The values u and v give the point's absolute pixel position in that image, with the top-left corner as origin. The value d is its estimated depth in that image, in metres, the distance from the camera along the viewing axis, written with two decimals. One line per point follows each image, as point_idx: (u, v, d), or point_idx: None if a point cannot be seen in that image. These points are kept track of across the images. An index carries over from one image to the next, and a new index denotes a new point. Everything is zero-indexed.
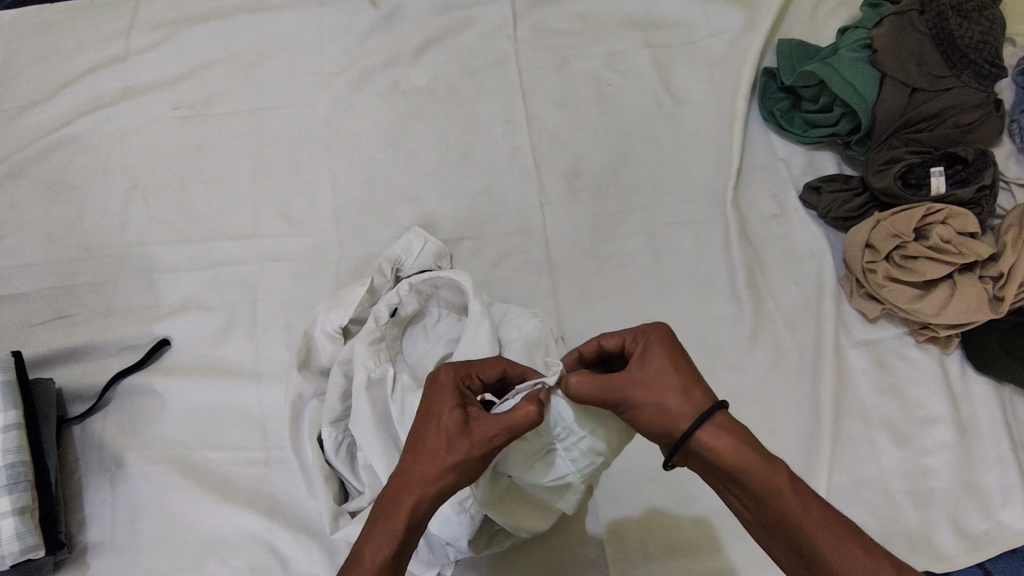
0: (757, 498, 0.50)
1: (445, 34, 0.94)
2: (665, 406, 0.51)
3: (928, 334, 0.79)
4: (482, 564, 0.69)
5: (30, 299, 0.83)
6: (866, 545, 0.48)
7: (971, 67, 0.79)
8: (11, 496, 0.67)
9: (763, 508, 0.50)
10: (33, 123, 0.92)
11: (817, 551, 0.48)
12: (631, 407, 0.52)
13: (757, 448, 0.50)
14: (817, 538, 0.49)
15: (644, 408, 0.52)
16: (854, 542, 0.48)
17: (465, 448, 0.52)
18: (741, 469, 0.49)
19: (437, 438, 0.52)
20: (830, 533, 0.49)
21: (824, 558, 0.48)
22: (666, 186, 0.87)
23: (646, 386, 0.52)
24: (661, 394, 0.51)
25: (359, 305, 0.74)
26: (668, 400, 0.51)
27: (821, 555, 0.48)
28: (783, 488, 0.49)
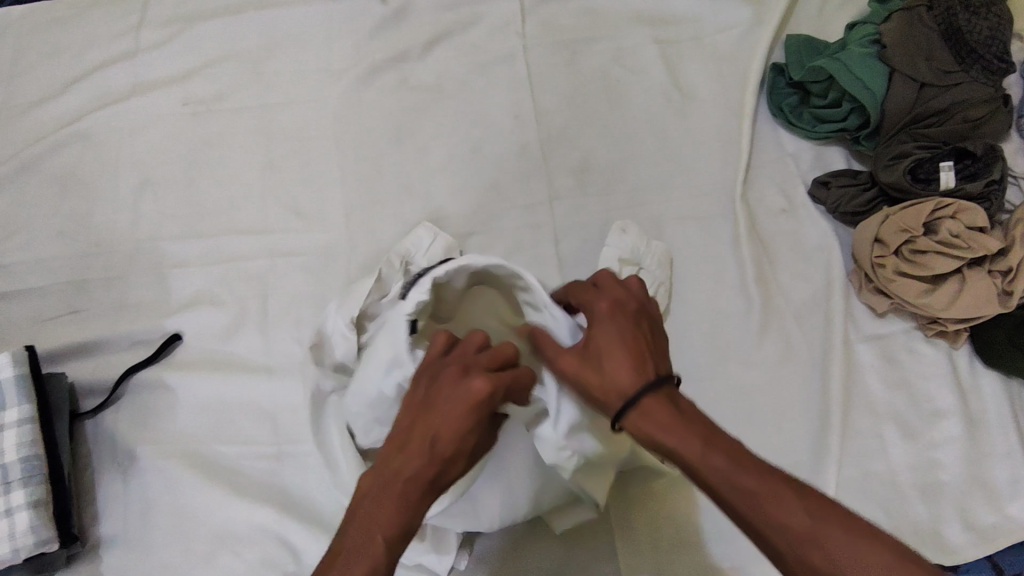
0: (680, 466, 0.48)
1: (454, 30, 0.94)
2: (615, 350, 0.51)
3: (938, 329, 0.79)
4: (495, 559, 0.70)
5: (42, 293, 0.84)
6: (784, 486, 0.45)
7: (979, 63, 0.80)
8: (26, 489, 0.68)
9: (693, 475, 0.47)
10: (43, 119, 0.92)
11: (746, 512, 0.45)
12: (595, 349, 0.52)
13: (678, 412, 0.48)
14: (738, 497, 0.45)
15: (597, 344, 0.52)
16: (774, 484, 0.45)
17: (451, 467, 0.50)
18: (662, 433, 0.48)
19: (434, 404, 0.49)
20: (753, 487, 0.45)
21: (752, 515, 0.45)
22: (674, 182, 0.87)
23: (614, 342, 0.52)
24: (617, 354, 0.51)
25: (369, 296, 0.73)
26: (615, 364, 0.51)
27: (747, 513, 0.45)
28: (694, 445, 0.47)
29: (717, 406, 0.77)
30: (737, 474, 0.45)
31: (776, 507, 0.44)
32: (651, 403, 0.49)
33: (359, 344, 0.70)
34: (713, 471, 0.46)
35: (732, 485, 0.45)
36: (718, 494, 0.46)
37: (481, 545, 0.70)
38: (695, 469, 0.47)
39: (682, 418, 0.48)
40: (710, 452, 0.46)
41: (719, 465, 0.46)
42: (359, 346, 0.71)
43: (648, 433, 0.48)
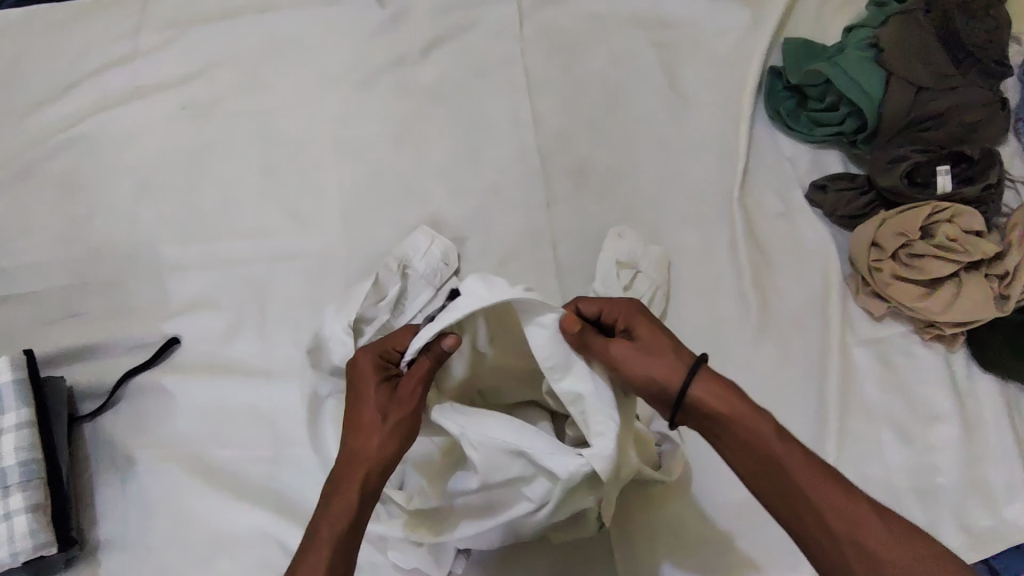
0: (744, 446, 0.55)
1: (452, 34, 0.94)
2: (660, 360, 0.57)
3: (934, 332, 0.79)
4: (491, 562, 0.69)
5: (41, 297, 0.84)
6: (842, 482, 0.53)
7: (976, 67, 0.81)
8: (25, 493, 0.68)
9: (754, 454, 0.54)
10: (42, 123, 0.92)
11: (801, 490, 0.52)
12: (648, 358, 0.57)
13: (744, 400, 0.56)
14: (799, 477, 0.53)
15: (644, 359, 0.57)
16: (830, 476, 0.53)
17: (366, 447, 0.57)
18: (730, 414, 0.55)
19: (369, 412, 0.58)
20: (813, 475, 0.53)
21: (807, 495, 0.52)
22: (672, 185, 0.88)
23: (660, 351, 0.58)
24: (666, 360, 0.57)
25: (365, 301, 0.74)
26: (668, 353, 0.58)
27: (803, 492, 0.52)
28: (766, 430, 0.54)
29: None
30: (801, 460, 0.53)
31: (828, 490, 0.52)
32: (708, 385, 0.56)
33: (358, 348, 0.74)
34: (777, 454, 0.53)
35: (799, 469, 0.53)
36: (774, 474, 0.53)
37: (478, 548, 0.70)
38: (761, 446, 0.54)
39: (750, 406, 0.55)
40: (779, 439, 0.54)
41: (788, 449, 0.53)
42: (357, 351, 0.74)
43: (709, 411, 0.56)
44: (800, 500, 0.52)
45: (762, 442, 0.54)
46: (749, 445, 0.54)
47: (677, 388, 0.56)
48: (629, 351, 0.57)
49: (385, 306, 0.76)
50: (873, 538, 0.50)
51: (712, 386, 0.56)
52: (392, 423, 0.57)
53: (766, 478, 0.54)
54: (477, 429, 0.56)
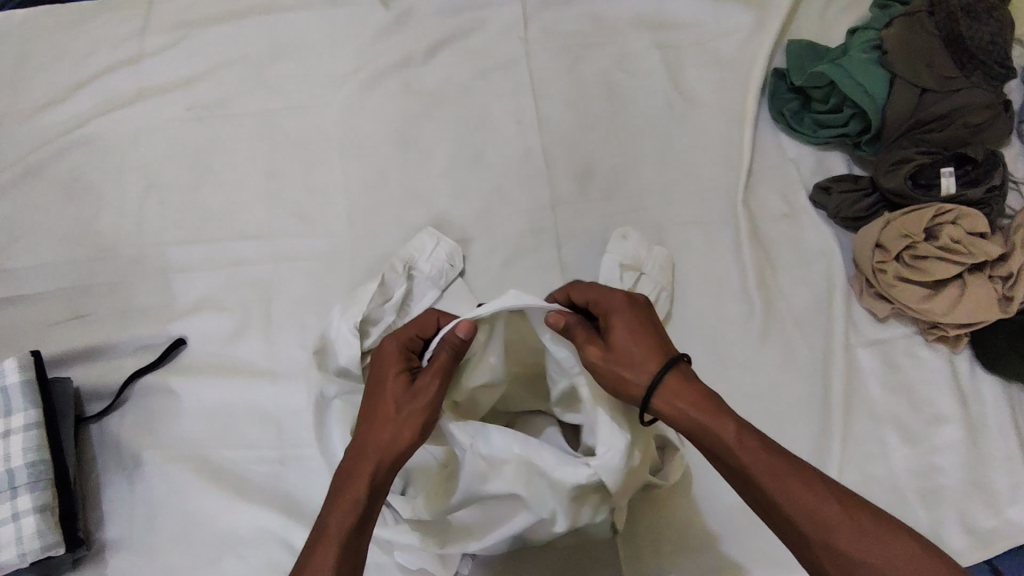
0: (713, 452, 0.55)
1: (457, 35, 0.95)
2: (635, 362, 0.58)
3: (938, 334, 0.79)
4: (496, 563, 0.69)
5: (47, 298, 0.84)
6: (814, 482, 0.52)
7: (981, 68, 0.81)
8: (33, 494, 0.68)
9: (723, 457, 0.55)
10: (48, 124, 0.93)
11: (770, 494, 0.53)
12: (622, 359, 0.58)
13: (712, 402, 0.56)
14: (767, 481, 0.53)
15: (619, 360, 0.58)
16: (800, 476, 0.53)
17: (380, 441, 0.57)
18: (695, 420, 0.55)
19: (386, 404, 0.59)
20: (781, 478, 0.52)
21: (777, 499, 0.52)
22: (676, 187, 0.88)
23: (638, 350, 0.58)
24: (641, 360, 0.58)
25: (370, 303, 0.75)
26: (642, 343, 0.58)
27: (772, 497, 0.53)
28: (730, 433, 0.54)
29: None
30: (768, 461, 0.53)
31: (800, 494, 0.52)
32: (679, 389, 0.57)
33: (364, 348, 0.74)
34: (744, 458, 0.54)
35: (767, 473, 0.53)
36: (744, 480, 0.54)
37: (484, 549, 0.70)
38: (728, 451, 0.54)
39: (717, 408, 0.55)
40: (745, 441, 0.54)
41: (752, 453, 0.53)
42: (364, 351, 0.74)
43: (680, 418, 0.56)
44: (771, 505, 0.53)
45: (727, 447, 0.54)
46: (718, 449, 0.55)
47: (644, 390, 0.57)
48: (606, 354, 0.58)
49: (390, 308, 0.77)
50: (848, 541, 0.50)
51: (681, 386, 0.57)
52: (404, 414, 0.57)
53: (741, 481, 0.54)
54: (490, 442, 0.57)
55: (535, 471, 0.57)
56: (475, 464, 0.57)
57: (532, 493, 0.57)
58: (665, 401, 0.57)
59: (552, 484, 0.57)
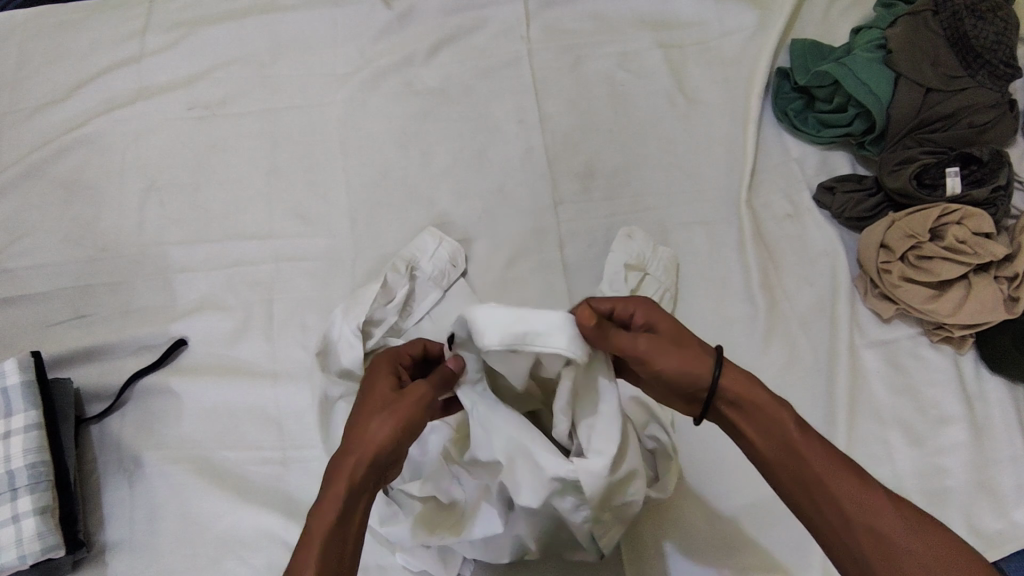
0: (765, 435, 0.54)
1: (459, 35, 0.94)
2: (689, 358, 0.55)
3: (943, 334, 0.79)
4: (499, 565, 0.69)
5: (47, 298, 0.84)
6: (864, 474, 0.52)
7: (986, 68, 0.80)
8: (33, 495, 0.68)
9: (776, 441, 0.54)
10: (48, 123, 0.92)
11: (820, 479, 0.52)
12: (678, 357, 0.55)
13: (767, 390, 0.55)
14: (819, 467, 0.52)
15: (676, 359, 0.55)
16: (850, 466, 0.52)
17: (364, 433, 0.53)
18: (754, 403, 0.55)
19: (375, 402, 0.56)
20: (832, 465, 0.52)
21: (826, 484, 0.52)
22: (679, 187, 0.87)
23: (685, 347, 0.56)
24: (694, 355, 0.55)
25: (372, 303, 0.75)
26: (688, 359, 0.55)
27: (823, 482, 0.52)
28: (787, 418, 0.54)
29: None
30: (821, 448, 0.53)
31: (851, 486, 0.51)
32: (736, 378, 0.55)
33: (365, 350, 0.75)
34: (798, 443, 0.53)
35: (819, 458, 0.52)
36: (794, 465, 0.53)
37: None
38: (782, 434, 0.54)
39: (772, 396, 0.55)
40: (797, 429, 0.54)
41: (808, 439, 0.53)
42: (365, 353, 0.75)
43: (734, 400, 0.55)
44: (820, 491, 0.52)
45: (782, 432, 0.54)
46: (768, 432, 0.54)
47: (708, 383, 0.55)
48: (657, 347, 0.54)
49: (393, 308, 0.77)
50: (893, 530, 0.50)
51: (737, 384, 0.55)
52: (392, 410, 0.54)
53: (789, 468, 0.53)
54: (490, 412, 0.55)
55: (522, 450, 0.54)
56: (476, 423, 0.56)
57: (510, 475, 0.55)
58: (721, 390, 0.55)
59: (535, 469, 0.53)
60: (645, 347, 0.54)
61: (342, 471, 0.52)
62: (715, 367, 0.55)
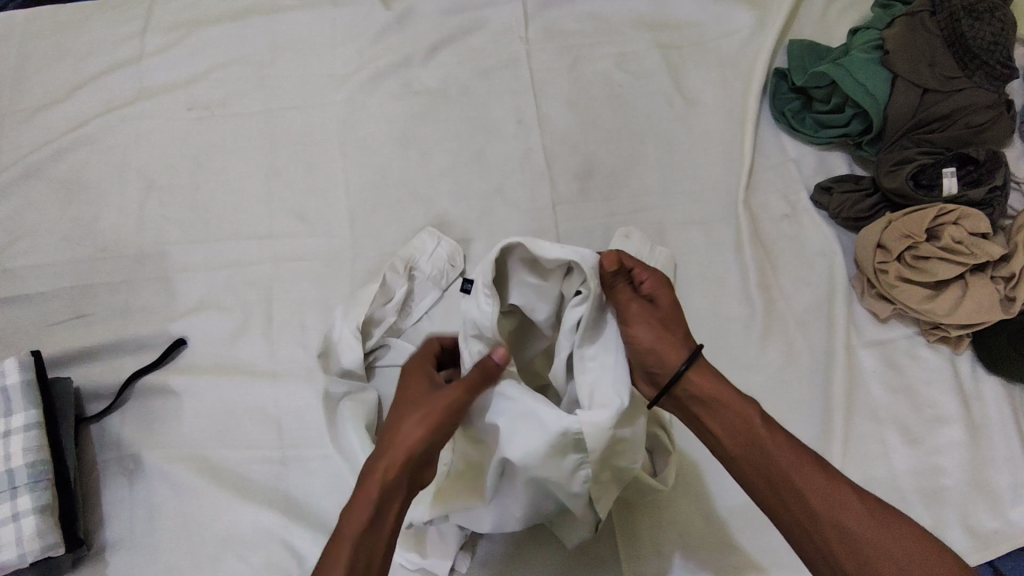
0: (729, 431, 0.56)
1: (457, 35, 0.95)
2: (664, 337, 0.57)
3: (939, 334, 0.79)
4: (497, 562, 0.69)
5: (46, 298, 0.84)
6: (826, 467, 0.54)
7: (982, 68, 0.80)
8: (33, 494, 0.68)
9: (740, 437, 0.55)
10: (48, 124, 0.93)
11: (783, 473, 0.53)
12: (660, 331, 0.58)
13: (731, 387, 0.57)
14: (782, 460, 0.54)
15: (652, 334, 0.57)
16: (811, 459, 0.54)
17: (393, 441, 0.55)
18: (716, 399, 0.57)
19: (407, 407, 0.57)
20: (793, 457, 0.54)
21: (788, 476, 0.53)
22: (677, 187, 0.88)
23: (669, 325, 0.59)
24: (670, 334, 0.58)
25: (372, 303, 0.76)
26: (662, 340, 0.57)
27: (784, 474, 0.53)
28: (749, 413, 0.56)
29: None
30: (780, 440, 0.55)
31: (812, 478, 0.53)
32: (703, 373, 0.58)
33: (365, 349, 0.76)
34: (760, 440, 0.55)
35: (781, 452, 0.54)
36: (757, 458, 0.54)
37: (484, 548, 0.70)
38: (744, 430, 0.55)
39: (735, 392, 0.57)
40: (760, 424, 0.55)
41: (770, 434, 0.55)
42: (365, 352, 0.76)
43: (698, 394, 0.57)
44: (784, 483, 0.53)
45: (746, 426, 0.55)
46: (732, 427, 0.56)
47: (674, 367, 0.57)
48: (643, 316, 0.58)
49: (392, 308, 0.78)
50: (853, 520, 0.51)
51: (701, 378, 0.57)
52: (421, 415, 0.55)
53: (752, 463, 0.55)
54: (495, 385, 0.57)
55: (522, 413, 0.56)
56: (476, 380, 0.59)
57: (510, 432, 0.57)
58: (686, 381, 0.57)
59: (540, 427, 0.55)
60: (631, 314, 0.58)
61: (373, 478, 0.54)
62: (685, 358, 0.57)
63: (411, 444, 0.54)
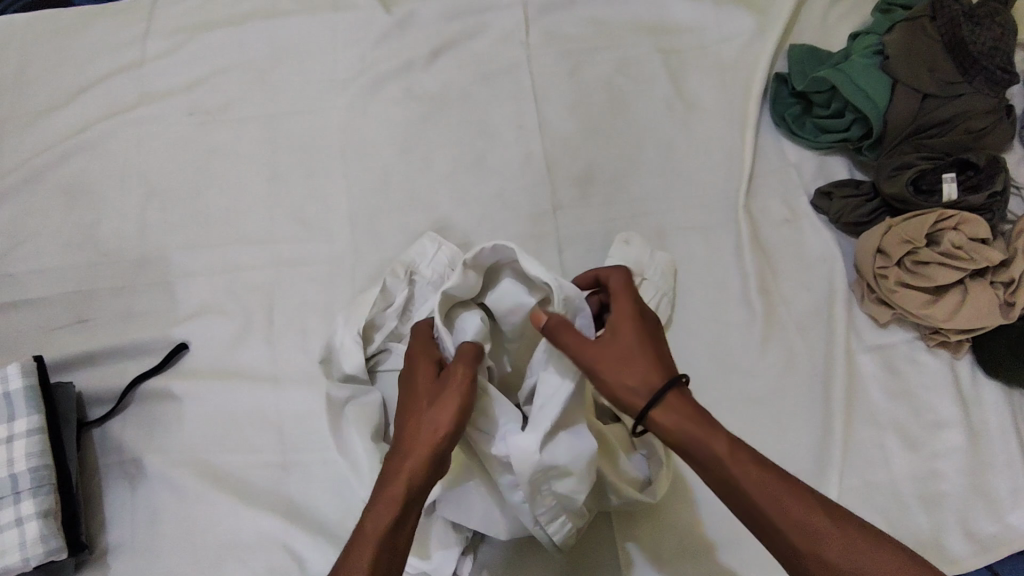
0: (705, 468, 0.55)
1: (458, 40, 0.95)
2: (631, 370, 0.56)
3: (940, 339, 0.79)
4: (497, 566, 0.70)
5: (49, 303, 0.85)
6: (803, 496, 0.53)
7: (983, 74, 0.80)
8: (36, 499, 0.68)
9: (716, 475, 0.55)
10: (50, 128, 0.93)
11: (760, 510, 0.53)
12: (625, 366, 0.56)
13: (703, 419, 0.55)
14: (756, 498, 0.53)
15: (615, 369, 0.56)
16: (788, 491, 0.53)
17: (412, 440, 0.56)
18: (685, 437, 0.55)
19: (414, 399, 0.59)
20: (768, 492, 0.53)
21: (765, 513, 0.53)
22: (677, 192, 0.88)
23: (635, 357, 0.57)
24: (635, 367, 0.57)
25: (370, 308, 0.75)
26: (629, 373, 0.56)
27: (762, 511, 0.53)
28: (720, 449, 0.54)
29: (721, 416, 0.77)
30: (754, 474, 0.54)
31: (789, 513, 0.52)
32: (676, 406, 0.56)
33: (365, 353, 0.76)
34: (734, 478, 0.54)
35: (757, 488, 0.53)
36: (734, 495, 0.54)
37: (485, 552, 0.70)
38: (717, 468, 0.54)
39: (706, 424, 0.55)
40: (733, 460, 0.54)
41: (742, 470, 0.54)
42: (365, 356, 0.76)
43: (670, 430, 0.56)
44: (762, 519, 0.53)
45: (718, 463, 0.54)
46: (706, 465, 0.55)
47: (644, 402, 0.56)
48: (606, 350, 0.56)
49: (392, 313, 0.76)
50: (833, 552, 0.51)
51: (672, 412, 0.56)
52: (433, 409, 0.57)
53: (730, 498, 0.54)
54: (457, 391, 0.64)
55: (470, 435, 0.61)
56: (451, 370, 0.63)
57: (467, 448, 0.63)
58: (658, 418, 0.56)
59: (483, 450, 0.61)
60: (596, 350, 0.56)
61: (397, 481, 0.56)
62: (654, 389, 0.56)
63: (426, 445, 0.56)
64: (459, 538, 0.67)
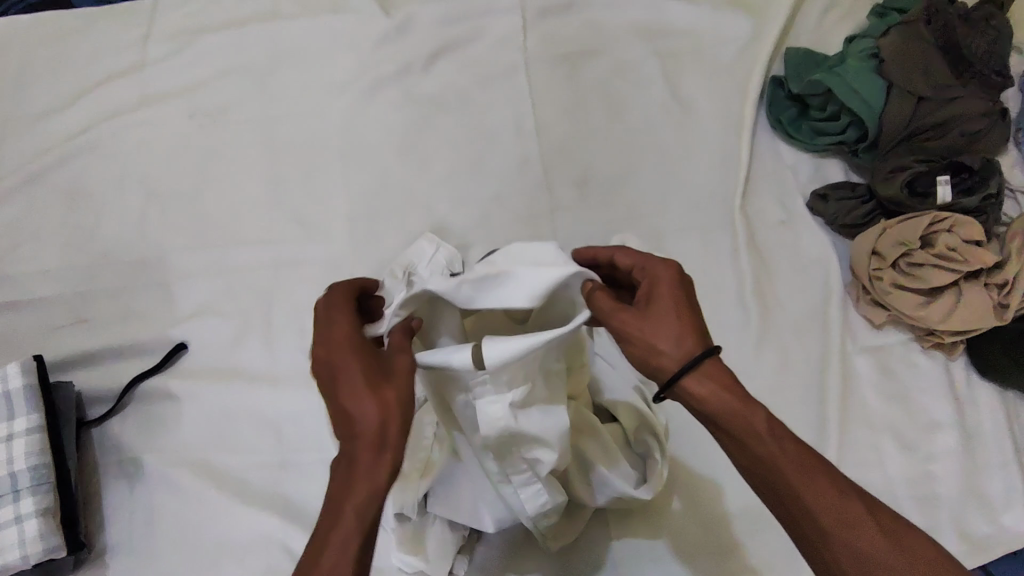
0: (740, 444, 0.52)
1: (457, 44, 0.95)
2: (664, 334, 0.53)
3: (934, 340, 0.80)
4: (493, 565, 0.70)
5: (48, 303, 0.85)
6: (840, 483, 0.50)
7: (977, 77, 0.82)
8: (35, 497, 0.69)
9: (750, 452, 0.51)
10: (50, 130, 0.94)
11: (794, 491, 0.50)
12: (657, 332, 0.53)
13: (739, 391, 0.52)
14: (793, 478, 0.50)
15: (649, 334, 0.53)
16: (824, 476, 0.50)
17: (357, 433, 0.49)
18: (716, 408, 0.52)
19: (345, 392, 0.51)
20: (803, 473, 0.50)
21: (799, 494, 0.50)
22: (674, 194, 0.88)
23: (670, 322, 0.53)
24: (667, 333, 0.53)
25: None
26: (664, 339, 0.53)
27: (797, 493, 0.50)
28: (758, 423, 0.51)
29: None
30: (785, 454, 0.51)
31: (824, 499, 0.49)
32: (710, 378, 0.52)
33: None
34: (770, 456, 0.51)
35: (792, 469, 0.50)
36: (766, 473, 0.51)
37: (480, 552, 0.71)
38: (753, 444, 0.51)
39: (744, 398, 0.52)
40: (770, 438, 0.51)
41: (780, 448, 0.51)
42: None
43: (697, 402, 0.53)
44: (794, 500, 0.50)
45: (753, 436, 0.51)
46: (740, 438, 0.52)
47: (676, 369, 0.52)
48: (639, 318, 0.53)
49: None
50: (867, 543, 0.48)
51: (701, 384, 0.52)
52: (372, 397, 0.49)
53: (761, 476, 0.51)
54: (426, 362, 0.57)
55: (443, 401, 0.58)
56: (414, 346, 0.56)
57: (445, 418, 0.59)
58: (688, 386, 0.52)
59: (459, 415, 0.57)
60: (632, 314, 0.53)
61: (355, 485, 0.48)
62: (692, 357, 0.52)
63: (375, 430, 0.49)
64: (455, 537, 0.68)
